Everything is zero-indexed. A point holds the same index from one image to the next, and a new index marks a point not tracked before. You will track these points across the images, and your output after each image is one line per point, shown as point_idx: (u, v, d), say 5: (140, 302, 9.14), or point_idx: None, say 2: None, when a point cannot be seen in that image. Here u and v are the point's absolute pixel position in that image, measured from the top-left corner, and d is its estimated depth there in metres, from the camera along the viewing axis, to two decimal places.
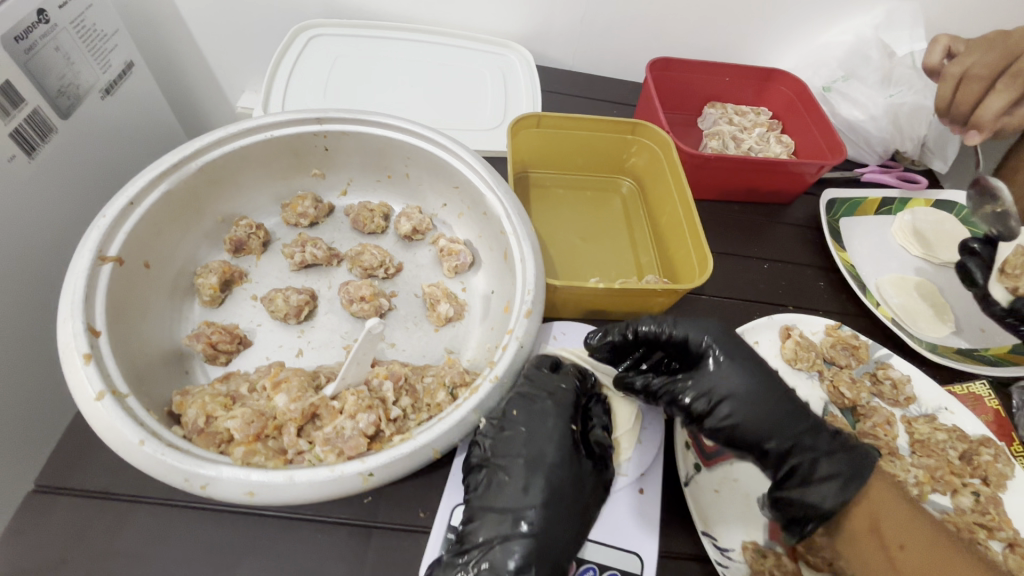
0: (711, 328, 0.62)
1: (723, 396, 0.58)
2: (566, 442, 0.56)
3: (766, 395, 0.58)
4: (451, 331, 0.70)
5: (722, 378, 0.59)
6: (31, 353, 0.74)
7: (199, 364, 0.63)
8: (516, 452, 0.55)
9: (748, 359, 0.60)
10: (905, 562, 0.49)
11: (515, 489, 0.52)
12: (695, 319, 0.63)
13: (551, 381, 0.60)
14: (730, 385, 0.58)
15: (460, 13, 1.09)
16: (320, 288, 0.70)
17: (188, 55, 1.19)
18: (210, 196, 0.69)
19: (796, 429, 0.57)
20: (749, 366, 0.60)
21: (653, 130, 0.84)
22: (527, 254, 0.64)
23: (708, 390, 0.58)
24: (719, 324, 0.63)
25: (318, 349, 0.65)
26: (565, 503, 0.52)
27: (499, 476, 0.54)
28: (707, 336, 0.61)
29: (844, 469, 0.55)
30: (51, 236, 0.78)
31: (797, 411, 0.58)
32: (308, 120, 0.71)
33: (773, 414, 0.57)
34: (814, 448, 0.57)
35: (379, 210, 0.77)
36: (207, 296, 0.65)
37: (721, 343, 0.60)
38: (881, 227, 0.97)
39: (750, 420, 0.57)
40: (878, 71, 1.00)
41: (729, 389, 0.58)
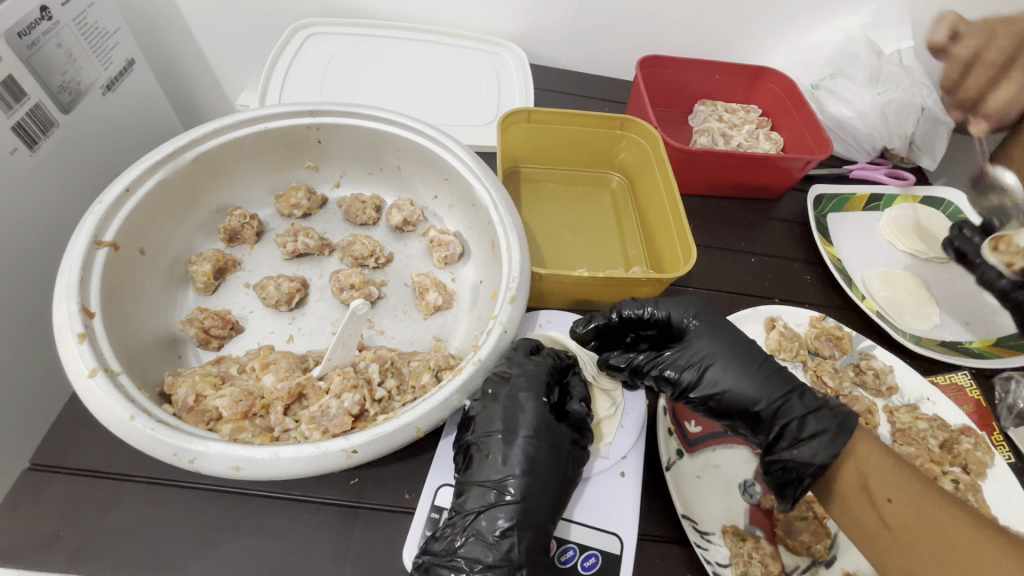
0: (690, 305, 0.65)
1: (707, 365, 0.61)
2: (542, 415, 0.56)
3: (748, 362, 0.61)
4: (440, 320, 0.71)
5: (704, 348, 0.61)
6: (30, 340, 0.75)
7: (192, 350, 0.65)
8: (493, 425, 0.55)
9: (728, 331, 0.63)
10: (893, 515, 0.51)
11: (495, 461, 0.53)
12: (675, 299, 0.67)
13: (524, 360, 0.59)
14: (713, 355, 0.61)
15: (455, 13, 1.11)
16: (311, 277, 0.72)
17: (189, 53, 1.22)
18: (204, 186, 0.71)
19: (781, 389, 0.59)
20: (731, 337, 0.62)
21: (641, 125, 0.86)
22: (513, 243, 0.66)
23: (691, 360, 0.61)
24: (698, 302, 0.67)
25: (308, 335, 0.67)
26: (543, 474, 0.53)
27: (481, 447, 0.54)
28: (687, 312, 0.65)
29: (830, 424, 0.57)
30: (51, 227, 0.80)
31: (779, 374, 0.60)
32: (301, 113, 0.73)
33: (757, 377, 0.60)
34: (801, 409, 0.58)
35: (371, 202, 0.78)
36: (201, 283, 0.67)
37: (700, 317, 0.64)
38: (869, 223, 0.98)
39: (735, 386, 0.59)
40: (867, 70, 1.02)
41: (712, 358, 0.61)
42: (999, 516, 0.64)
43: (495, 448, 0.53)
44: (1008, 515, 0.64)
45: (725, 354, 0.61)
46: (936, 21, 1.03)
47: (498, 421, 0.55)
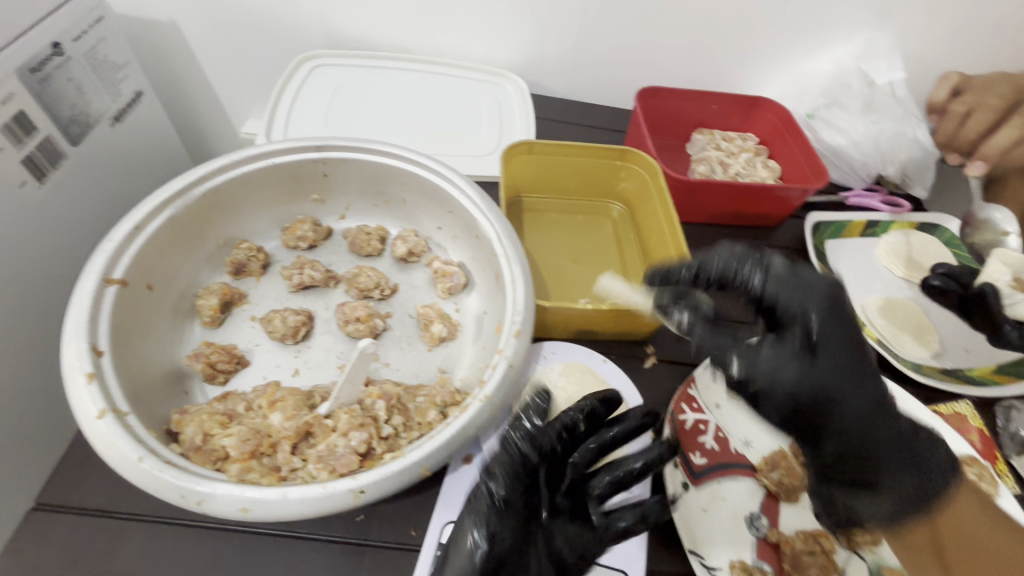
0: (817, 290, 0.52)
1: (774, 375, 0.49)
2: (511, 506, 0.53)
3: (848, 387, 0.50)
4: (444, 351, 0.72)
5: (788, 351, 0.50)
6: (35, 371, 0.76)
7: (198, 385, 0.65)
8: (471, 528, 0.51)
9: (847, 333, 0.51)
10: (953, 546, 0.44)
11: (468, 559, 0.50)
12: (798, 277, 0.53)
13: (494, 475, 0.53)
14: (799, 368, 0.49)
15: (458, 45, 1.13)
16: (317, 309, 0.72)
17: (195, 84, 1.24)
18: (212, 221, 0.72)
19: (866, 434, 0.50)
20: (847, 355, 0.51)
21: (642, 156, 0.87)
22: (518, 276, 0.67)
23: (782, 373, 0.49)
24: (832, 297, 0.52)
25: (314, 368, 0.67)
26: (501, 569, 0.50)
27: (457, 542, 0.51)
28: (809, 308, 0.51)
29: (906, 487, 0.48)
30: (56, 257, 0.80)
31: (870, 415, 0.50)
32: (308, 148, 0.74)
33: (848, 414, 0.50)
34: (889, 464, 0.49)
35: (375, 234, 0.79)
36: (207, 316, 0.68)
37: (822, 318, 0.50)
38: (867, 249, 0.99)
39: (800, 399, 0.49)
40: (860, 98, 1.05)
41: (791, 369, 0.49)
42: None
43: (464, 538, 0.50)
44: None
45: (828, 360, 0.50)
46: (923, 51, 1.05)
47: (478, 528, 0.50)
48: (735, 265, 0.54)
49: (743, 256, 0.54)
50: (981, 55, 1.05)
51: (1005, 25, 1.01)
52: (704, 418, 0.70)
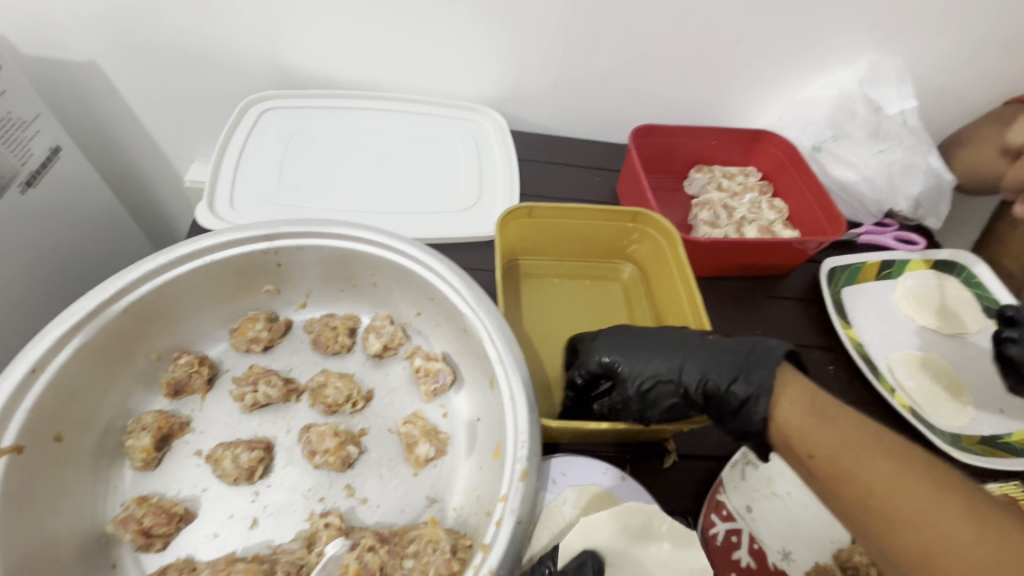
0: (712, 361, 0.57)
1: (690, 368, 0.58)
2: None
3: (663, 346, 0.60)
4: (433, 473, 0.61)
5: (631, 376, 0.59)
6: None
7: (130, 554, 0.52)
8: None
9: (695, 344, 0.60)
10: (822, 467, 0.46)
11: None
12: (693, 350, 0.59)
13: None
14: (718, 360, 0.57)
15: (425, 78, 1.01)
16: (276, 434, 0.60)
17: (127, 129, 1.09)
18: (141, 336, 0.59)
19: (727, 377, 0.55)
20: (648, 351, 0.60)
21: (657, 219, 0.78)
22: (517, 390, 0.56)
23: (647, 341, 0.62)
24: (613, 332, 0.64)
25: (276, 516, 0.55)
26: None
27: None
28: (602, 354, 0.62)
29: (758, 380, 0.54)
30: None
31: (727, 348, 0.58)
32: (255, 238, 0.62)
33: (713, 360, 0.57)
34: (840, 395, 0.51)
35: (343, 326, 0.67)
36: (139, 460, 0.55)
37: (607, 350, 0.62)
38: (885, 294, 0.92)
39: (652, 371, 0.59)
40: (866, 126, 0.97)
41: (652, 379, 0.58)
42: None
43: None
44: None
45: (745, 360, 0.56)
46: (931, 73, 0.98)
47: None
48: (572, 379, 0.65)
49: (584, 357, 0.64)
50: (990, 76, 0.98)
51: (1018, 46, 0.94)
52: (736, 527, 0.62)
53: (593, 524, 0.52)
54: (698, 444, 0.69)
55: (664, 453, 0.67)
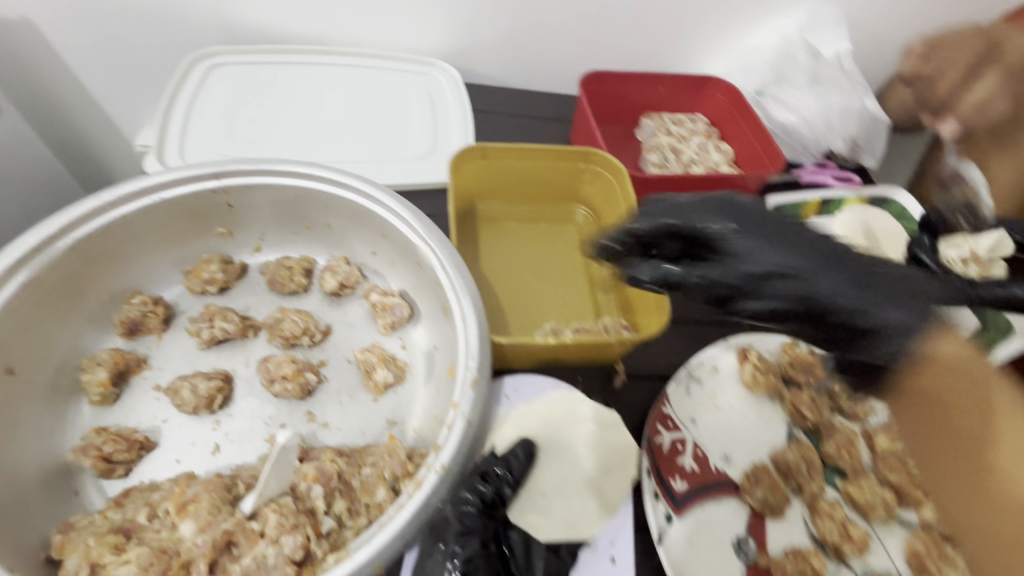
0: (879, 293, 0.44)
1: (849, 291, 0.44)
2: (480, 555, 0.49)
3: (774, 234, 0.46)
4: (392, 399, 0.63)
5: (740, 247, 0.46)
6: None
7: (92, 483, 0.53)
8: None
9: (883, 277, 0.45)
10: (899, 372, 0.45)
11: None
12: (876, 282, 0.44)
13: (462, 529, 0.50)
14: (881, 290, 0.44)
15: (378, 32, 1.00)
16: (235, 367, 0.61)
17: (69, 91, 1.05)
18: (91, 275, 0.59)
19: (868, 304, 0.44)
20: (786, 247, 0.46)
21: (606, 158, 0.80)
22: (468, 311, 0.58)
23: (805, 236, 0.47)
24: (729, 196, 0.49)
25: (238, 442, 0.57)
26: None
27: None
28: (717, 222, 0.47)
29: (910, 316, 0.44)
30: None
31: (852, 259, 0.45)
32: (204, 176, 0.62)
33: (838, 278, 0.44)
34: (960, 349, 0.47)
35: (298, 267, 0.69)
36: (96, 394, 0.56)
37: (726, 217, 0.47)
38: (824, 229, 0.97)
39: (753, 252, 0.46)
40: (807, 72, 1.00)
41: (772, 268, 0.45)
42: None
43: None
44: None
45: (904, 294, 0.45)
46: (868, 19, 1.02)
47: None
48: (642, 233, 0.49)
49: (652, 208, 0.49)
50: (923, 21, 1.03)
51: None
52: (681, 436, 0.66)
53: (523, 420, 0.60)
54: (645, 365, 0.73)
55: (613, 372, 0.71)
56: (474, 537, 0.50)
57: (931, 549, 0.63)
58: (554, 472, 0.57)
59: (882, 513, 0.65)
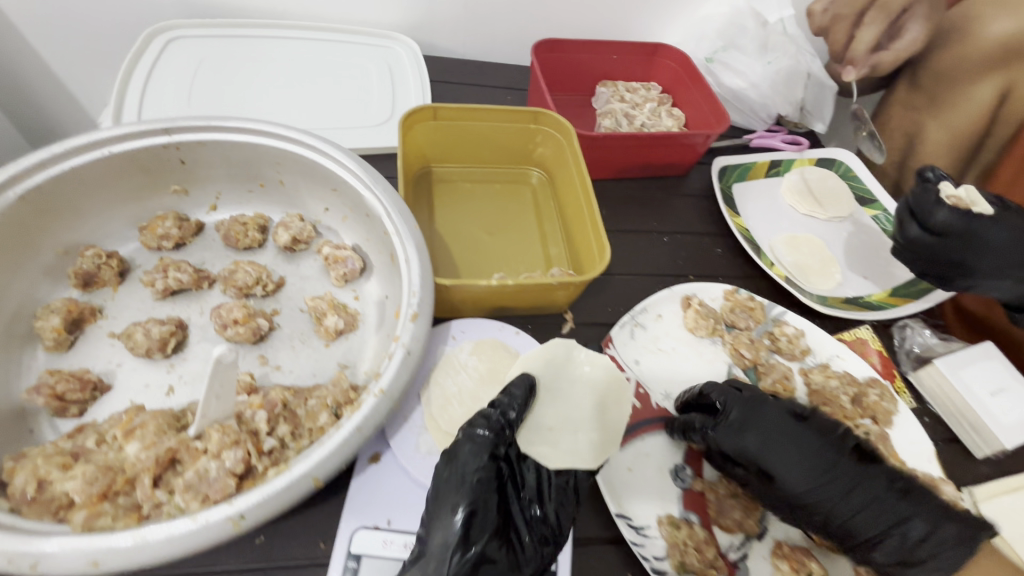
0: (769, 423, 0.61)
1: (749, 446, 0.60)
2: (489, 476, 0.52)
3: (802, 451, 0.60)
4: (344, 344, 0.65)
5: (743, 444, 0.60)
6: None
7: (47, 421, 0.55)
8: (450, 514, 0.49)
9: (811, 459, 0.59)
10: None
11: (446, 544, 0.47)
12: (750, 417, 0.62)
13: (476, 453, 0.53)
14: (778, 438, 0.61)
15: (336, 6, 1.02)
16: (190, 316, 0.64)
17: (30, 69, 1.06)
18: (43, 227, 0.61)
19: (845, 518, 0.57)
20: (806, 469, 0.59)
21: (554, 118, 0.83)
22: (411, 254, 0.61)
23: (806, 439, 0.61)
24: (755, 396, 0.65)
25: (191, 383, 0.59)
26: (487, 515, 0.50)
27: (436, 524, 0.49)
28: (730, 409, 0.63)
29: (877, 531, 0.57)
30: None
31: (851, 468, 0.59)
32: (154, 131, 0.64)
33: (837, 506, 0.58)
34: (837, 501, 0.58)
35: (252, 223, 0.71)
36: (50, 340, 0.58)
37: (731, 407, 0.63)
38: (772, 189, 1.01)
39: (780, 470, 0.59)
40: (756, 40, 1.03)
41: (755, 456, 0.60)
42: (906, 459, 0.68)
43: (449, 515, 0.49)
44: (916, 458, 0.68)
45: (823, 498, 0.58)
46: None
47: (457, 513, 0.49)
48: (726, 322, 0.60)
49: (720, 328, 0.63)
50: None
51: None
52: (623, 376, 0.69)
53: (528, 360, 0.63)
54: (592, 314, 0.76)
55: (561, 320, 0.74)
56: (485, 460, 0.52)
57: None
58: (555, 409, 0.60)
59: None
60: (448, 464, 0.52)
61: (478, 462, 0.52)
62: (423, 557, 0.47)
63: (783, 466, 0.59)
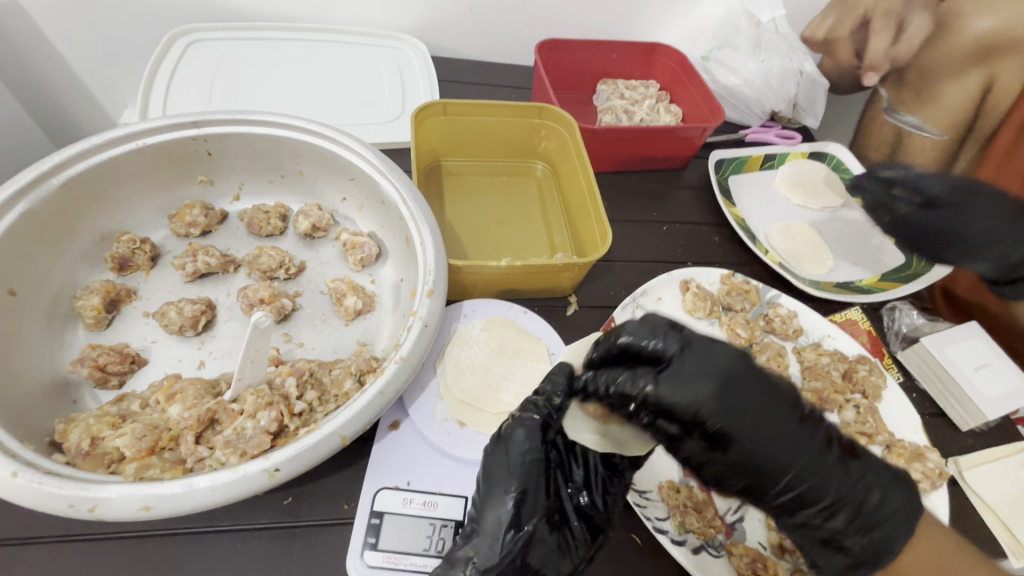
0: (711, 384, 0.48)
1: (687, 399, 0.48)
2: (541, 460, 0.54)
3: (761, 444, 0.49)
4: (362, 324, 0.69)
5: (708, 427, 0.48)
6: None
7: (89, 392, 0.59)
8: (504, 495, 0.51)
9: (761, 421, 0.49)
10: None
11: (501, 523, 0.50)
12: (690, 372, 0.49)
13: (528, 435, 0.54)
14: (755, 422, 0.49)
15: (347, 10, 1.06)
16: (217, 297, 0.68)
17: (55, 73, 1.10)
18: (82, 213, 0.65)
19: (824, 509, 0.52)
20: (755, 460, 0.49)
21: (557, 112, 0.87)
22: (426, 237, 0.65)
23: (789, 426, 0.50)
24: (714, 374, 0.49)
25: (221, 358, 0.63)
26: (540, 497, 0.52)
27: (490, 504, 0.51)
28: (699, 390, 0.48)
29: (866, 529, 0.52)
30: None
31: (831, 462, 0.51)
32: (183, 124, 0.68)
33: (831, 493, 0.51)
34: (795, 471, 0.50)
35: (275, 212, 0.75)
36: (90, 318, 0.62)
37: (701, 390, 0.48)
38: (767, 182, 1.05)
39: (744, 454, 0.49)
40: (750, 39, 1.06)
41: (731, 443, 0.49)
42: (894, 431, 0.72)
43: (504, 495, 0.51)
44: (903, 429, 0.72)
45: (778, 463, 0.50)
46: None
47: (509, 496, 0.51)
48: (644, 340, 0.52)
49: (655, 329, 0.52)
50: None
51: None
52: None
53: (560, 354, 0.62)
54: (595, 298, 0.80)
55: (566, 303, 0.78)
56: (536, 443, 0.54)
57: None
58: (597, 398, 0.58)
59: None
60: (503, 446, 0.54)
61: (532, 447, 0.54)
62: (478, 534, 0.50)
63: (723, 431, 0.48)
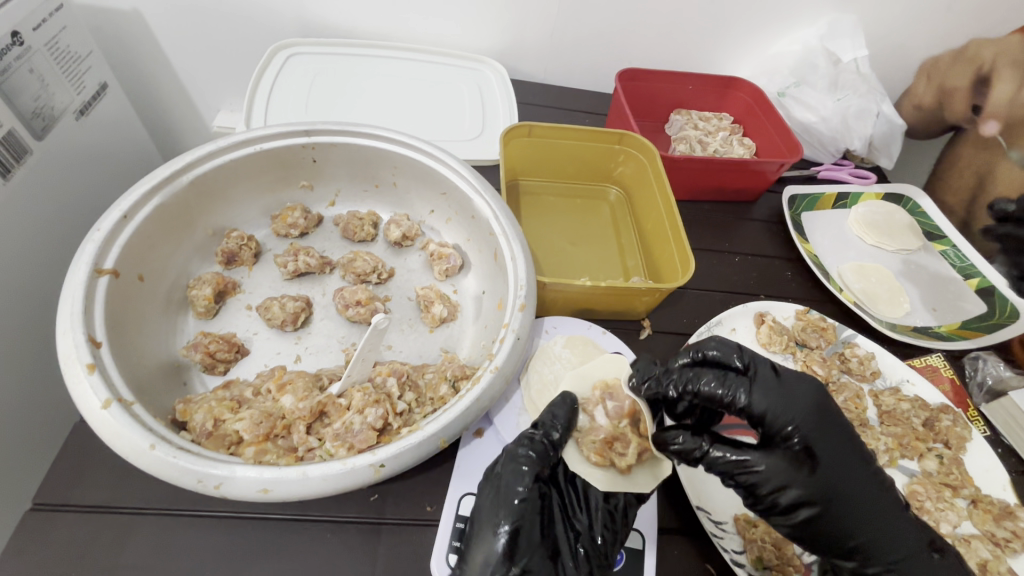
0: (802, 399, 0.56)
1: (790, 409, 0.56)
2: (533, 499, 0.53)
3: (838, 467, 0.55)
4: (446, 331, 0.72)
5: (800, 452, 0.55)
6: (30, 368, 0.73)
7: (197, 376, 0.63)
8: (492, 536, 0.50)
9: (835, 440, 0.56)
10: None
11: (489, 562, 0.49)
12: (784, 386, 0.57)
13: (519, 475, 0.53)
14: (823, 452, 0.55)
15: (433, 31, 1.11)
16: (314, 296, 0.72)
17: (163, 75, 1.19)
18: (200, 210, 0.70)
19: (892, 546, 0.55)
20: (830, 486, 0.54)
21: (639, 140, 0.88)
22: (517, 252, 0.67)
23: (842, 472, 0.55)
24: (811, 394, 0.57)
25: (316, 353, 0.66)
26: (531, 539, 0.52)
27: (479, 542, 0.51)
28: (795, 415, 0.55)
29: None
30: (52, 252, 0.77)
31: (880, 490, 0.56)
32: (296, 133, 0.73)
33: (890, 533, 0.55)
34: (862, 513, 0.54)
35: (368, 219, 0.79)
36: (202, 307, 0.66)
37: (803, 417, 0.55)
38: (839, 220, 1.04)
39: (808, 482, 0.53)
40: (826, 77, 1.07)
41: (818, 470, 0.54)
42: (981, 486, 0.70)
43: (491, 538, 0.50)
44: (990, 485, 0.70)
45: (846, 491, 0.54)
46: (885, 33, 1.08)
47: (497, 537, 0.50)
48: (721, 391, 0.56)
49: (727, 381, 0.57)
50: (938, 35, 1.08)
51: (968, 9, 1.04)
52: None
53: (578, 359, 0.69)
54: (668, 323, 0.81)
55: (640, 327, 0.79)
56: (529, 486, 0.53)
57: (930, 492, 0.68)
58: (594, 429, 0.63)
59: (884, 460, 0.71)
60: (496, 483, 0.54)
61: (523, 487, 0.53)
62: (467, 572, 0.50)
63: (805, 443, 0.55)
